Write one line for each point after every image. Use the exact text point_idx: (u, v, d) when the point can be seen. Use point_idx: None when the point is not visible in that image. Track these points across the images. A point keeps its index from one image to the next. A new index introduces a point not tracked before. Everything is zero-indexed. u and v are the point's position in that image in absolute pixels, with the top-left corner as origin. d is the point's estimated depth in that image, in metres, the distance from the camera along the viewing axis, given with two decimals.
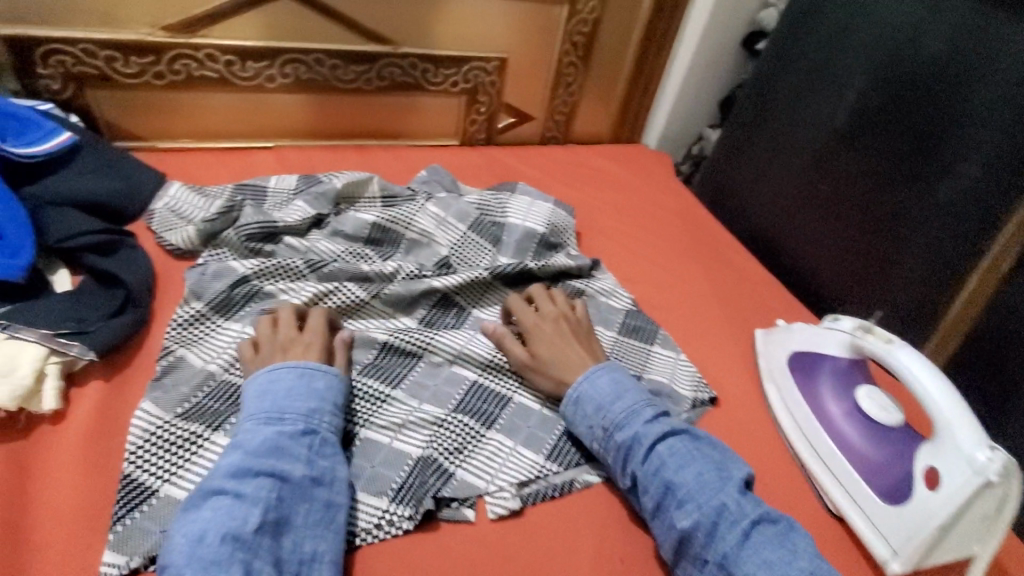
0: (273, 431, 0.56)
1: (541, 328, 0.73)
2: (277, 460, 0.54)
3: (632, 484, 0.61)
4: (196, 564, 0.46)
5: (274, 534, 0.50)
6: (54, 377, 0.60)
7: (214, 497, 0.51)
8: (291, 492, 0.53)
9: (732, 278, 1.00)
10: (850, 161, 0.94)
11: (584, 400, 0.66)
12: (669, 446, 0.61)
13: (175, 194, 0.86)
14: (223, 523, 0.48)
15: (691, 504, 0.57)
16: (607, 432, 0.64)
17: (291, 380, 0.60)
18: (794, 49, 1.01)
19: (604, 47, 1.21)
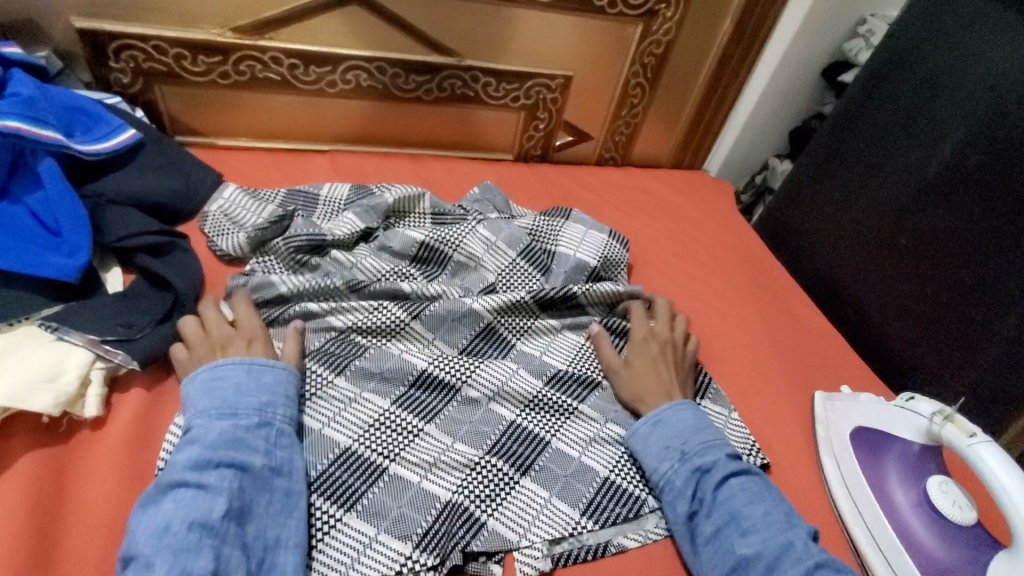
0: (228, 423, 0.55)
1: (648, 346, 0.76)
2: (236, 451, 0.54)
3: (693, 510, 0.61)
4: (164, 553, 0.46)
5: (240, 524, 0.50)
6: (97, 384, 0.60)
7: (175, 489, 0.50)
8: (253, 484, 0.53)
9: (792, 328, 0.94)
10: (940, 219, 0.85)
11: (664, 424, 0.67)
12: (740, 481, 0.61)
13: (230, 195, 0.86)
14: (190, 512, 0.48)
15: (754, 535, 0.56)
16: (683, 455, 0.64)
17: (238, 375, 0.59)
18: (885, 89, 0.94)
19: (674, 70, 1.15)
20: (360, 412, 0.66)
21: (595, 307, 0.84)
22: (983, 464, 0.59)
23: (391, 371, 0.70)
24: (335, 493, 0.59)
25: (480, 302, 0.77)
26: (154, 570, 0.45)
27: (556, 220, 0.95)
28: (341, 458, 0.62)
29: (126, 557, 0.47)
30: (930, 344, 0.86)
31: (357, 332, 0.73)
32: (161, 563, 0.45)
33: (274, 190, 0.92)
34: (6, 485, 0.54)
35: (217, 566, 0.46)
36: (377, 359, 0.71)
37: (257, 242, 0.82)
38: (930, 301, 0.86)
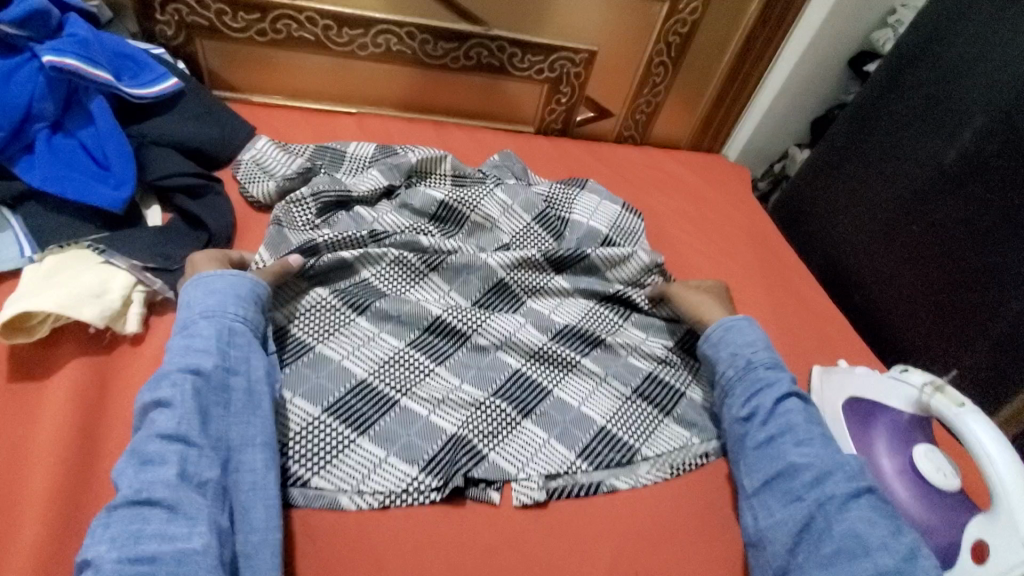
0: (183, 339, 0.58)
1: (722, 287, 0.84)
2: (188, 358, 0.56)
3: (749, 416, 0.66)
4: (130, 468, 0.49)
5: (200, 422, 0.53)
6: (138, 304, 0.65)
7: (144, 411, 0.53)
8: (209, 386, 0.56)
9: (796, 306, 0.96)
10: (953, 206, 0.86)
11: (736, 331, 0.73)
12: (800, 403, 0.66)
13: (264, 146, 0.90)
14: (157, 425, 0.52)
15: (808, 447, 0.62)
16: (748, 364, 0.69)
17: (191, 292, 0.63)
18: (906, 76, 0.94)
19: (698, 51, 1.17)
20: (376, 349, 0.70)
21: (614, 274, 0.87)
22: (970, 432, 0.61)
23: (407, 315, 0.74)
24: (349, 417, 0.63)
25: (493, 258, 0.81)
26: (121, 487, 0.48)
27: (571, 190, 0.98)
28: (356, 388, 0.66)
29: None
30: (928, 328, 0.89)
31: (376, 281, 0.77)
32: (128, 478, 0.48)
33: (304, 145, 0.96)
34: (54, 386, 0.59)
35: (182, 469, 0.50)
36: (391, 302, 0.74)
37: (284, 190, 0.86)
38: (934, 286, 0.87)
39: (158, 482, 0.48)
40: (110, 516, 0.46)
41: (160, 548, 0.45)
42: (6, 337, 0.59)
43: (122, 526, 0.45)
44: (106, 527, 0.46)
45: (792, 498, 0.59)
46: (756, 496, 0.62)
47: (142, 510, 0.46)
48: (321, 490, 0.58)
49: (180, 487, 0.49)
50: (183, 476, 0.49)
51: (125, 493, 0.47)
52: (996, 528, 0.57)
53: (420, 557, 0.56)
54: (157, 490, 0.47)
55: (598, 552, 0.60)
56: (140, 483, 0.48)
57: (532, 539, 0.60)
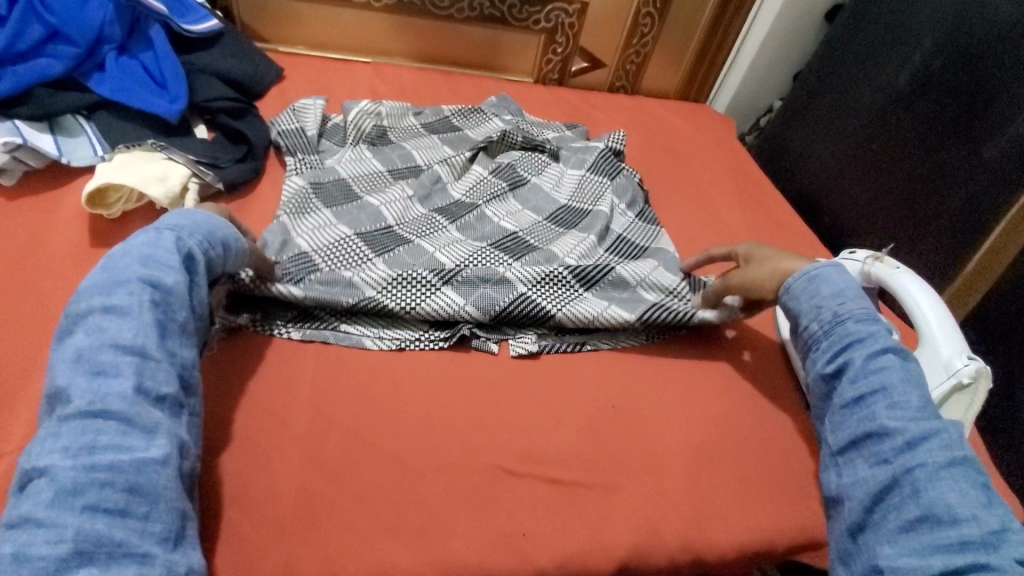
0: (146, 246, 0.57)
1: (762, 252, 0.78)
2: (147, 269, 0.55)
3: (838, 371, 0.62)
4: (82, 372, 0.49)
5: (157, 337, 0.53)
6: (193, 193, 0.77)
7: (88, 318, 0.52)
8: (166, 302, 0.55)
9: (769, 226, 1.07)
10: (907, 121, 0.96)
11: (822, 280, 0.67)
12: (899, 361, 0.59)
13: (316, 104, 0.98)
14: (103, 338, 0.51)
15: (901, 411, 0.56)
16: (837, 317, 0.64)
17: (173, 216, 0.63)
18: (868, 11, 1.04)
19: (683, 3, 1.27)
20: (405, 209, 0.86)
21: (647, 287, 0.82)
22: (904, 285, 0.70)
23: (376, 238, 0.80)
24: (373, 243, 0.79)
25: (511, 290, 0.74)
26: (72, 398, 0.48)
27: (551, 130, 1.12)
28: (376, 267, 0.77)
29: (49, 393, 0.50)
30: (881, 215, 1.00)
31: (326, 254, 0.76)
32: (79, 387, 0.48)
33: (336, 115, 1.02)
34: None
35: (134, 386, 0.49)
36: (407, 251, 0.79)
37: (291, 135, 0.92)
38: (887, 195, 0.98)
39: (113, 396, 0.48)
40: (61, 428, 0.46)
41: (118, 459, 0.46)
42: (89, 207, 0.71)
43: (75, 436, 0.46)
44: (55, 438, 0.46)
45: (878, 459, 0.55)
46: (841, 456, 0.59)
47: (94, 423, 0.47)
48: (350, 333, 0.70)
49: (136, 402, 0.49)
50: (139, 391, 0.50)
51: (77, 405, 0.47)
52: (918, 360, 0.67)
53: (429, 385, 0.67)
54: (113, 404, 0.48)
55: (582, 390, 0.71)
56: (91, 394, 0.48)
57: (527, 378, 0.71)
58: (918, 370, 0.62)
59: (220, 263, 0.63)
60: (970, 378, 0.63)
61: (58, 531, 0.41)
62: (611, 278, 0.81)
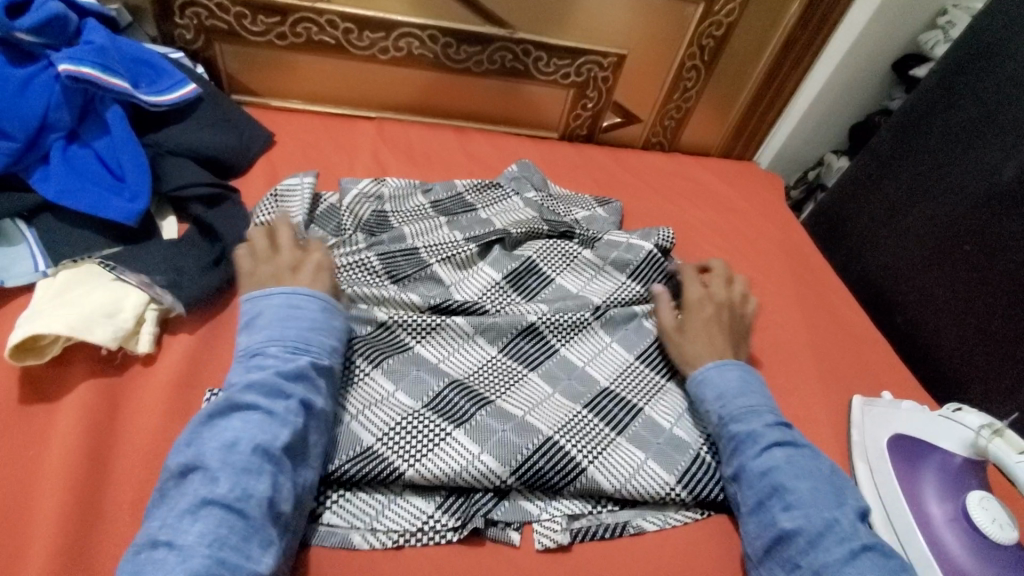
0: (302, 359, 0.57)
1: (701, 306, 0.74)
2: (303, 387, 0.55)
3: (735, 475, 0.61)
4: (229, 469, 0.48)
5: (296, 455, 0.52)
6: (150, 323, 0.65)
7: (245, 410, 0.52)
8: (313, 419, 0.55)
9: (831, 327, 0.89)
10: (1014, 225, 0.78)
11: (707, 383, 0.67)
12: (785, 454, 0.59)
13: (303, 183, 0.83)
14: (255, 434, 0.50)
15: (798, 510, 0.56)
16: (723, 419, 0.64)
17: (316, 313, 0.60)
18: (962, 86, 0.88)
19: (733, 54, 1.11)
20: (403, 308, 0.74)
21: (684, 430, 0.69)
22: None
23: (374, 339, 0.69)
24: (366, 352, 0.67)
25: (534, 435, 0.63)
26: (219, 483, 0.47)
27: (578, 207, 0.97)
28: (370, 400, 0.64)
29: (184, 465, 0.49)
30: (969, 332, 0.82)
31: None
32: (225, 476, 0.48)
33: (329, 193, 0.87)
34: (64, 410, 0.59)
35: (274, 491, 0.49)
36: (401, 361, 0.68)
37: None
38: (973, 301, 0.82)
39: (256, 499, 0.48)
40: (201, 510, 0.46)
41: (236, 567, 0.44)
42: (17, 359, 0.59)
43: (211, 526, 0.45)
44: (194, 520, 0.46)
45: (789, 567, 0.54)
46: (761, 566, 0.56)
47: (231, 519, 0.46)
48: (335, 527, 0.56)
49: (266, 513, 0.48)
50: (271, 503, 0.49)
51: (222, 493, 0.47)
52: None
53: None
54: (253, 506, 0.47)
55: None
56: (240, 488, 0.47)
57: None
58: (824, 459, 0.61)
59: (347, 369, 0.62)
60: None
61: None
62: (642, 420, 0.68)
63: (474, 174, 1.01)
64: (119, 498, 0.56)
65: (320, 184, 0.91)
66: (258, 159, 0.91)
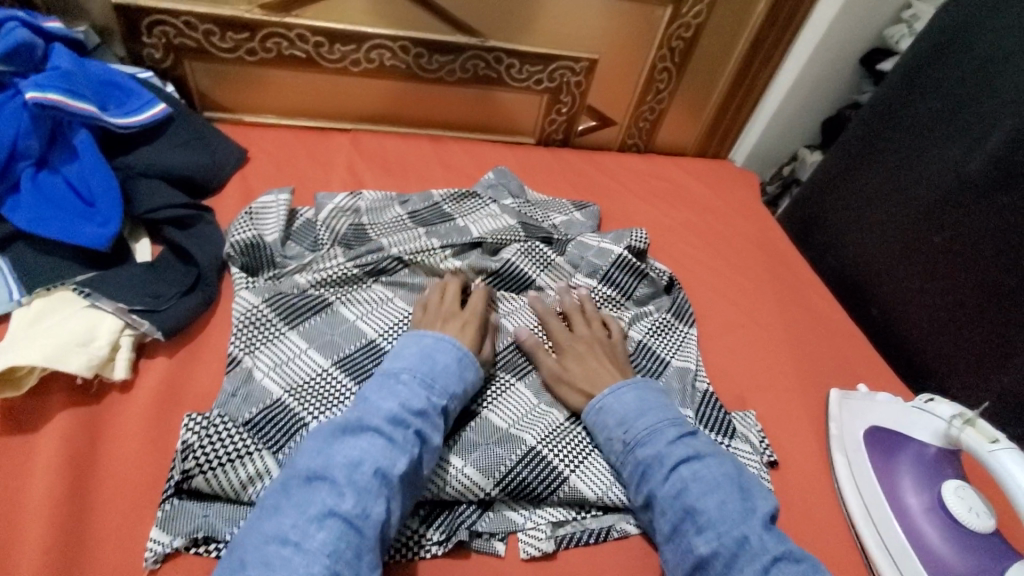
0: (425, 395, 0.61)
1: (573, 343, 0.73)
2: (422, 421, 0.59)
3: (649, 501, 0.60)
4: (353, 487, 0.52)
5: (406, 483, 0.55)
6: (126, 349, 0.64)
7: (368, 434, 0.56)
8: (426, 455, 0.58)
9: (807, 321, 0.90)
10: (981, 215, 0.80)
11: (607, 411, 0.65)
12: (691, 471, 0.59)
13: (278, 201, 0.84)
14: (378, 457, 0.54)
15: (710, 532, 0.55)
16: (627, 446, 0.63)
17: (449, 360, 0.65)
18: (925, 80, 0.89)
19: (703, 54, 1.12)
20: (388, 314, 0.75)
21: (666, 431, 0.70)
22: (1003, 466, 0.57)
23: (359, 362, 0.69)
24: (355, 372, 0.68)
25: (518, 445, 0.64)
26: (344, 498, 0.51)
27: (556, 212, 0.98)
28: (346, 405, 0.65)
29: (313, 472, 0.53)
30: (940, 322, 0.84)
31: (294, 394, 0.65)
32: (349, 492, 0.52)
33: (305, 208, 0.87)
34: (42, 440, 0.58)
35: (387, 516, 0.53)
36: None
37: (249, 248, 0.77)
38: (945, 292, 0.83)
39: (373, 520, 0.51)
40: (326, 519, 0.50)
41: None
42: None
43: (333, 540, 0.49)
44: (320, 528, 0.49)
45: None
46: None
47: (349, 533, 0.50)
48: None
49: (378, 534, 0.52)
50: (382, 524, 0.52)
51: (347, 508, 0.51)
52: None
53: None
54: (368, 526, 0.51)
55: None
56: (360, 507, 0.51)
57: None
58: (727, 466, 0.60)
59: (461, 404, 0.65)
60: None
61: None
62: None
63: (451, 182, 1.01)
64: (99, 527, 0.55)
65: (296, 199, 0.91)
66: (232, 177, 0.90)
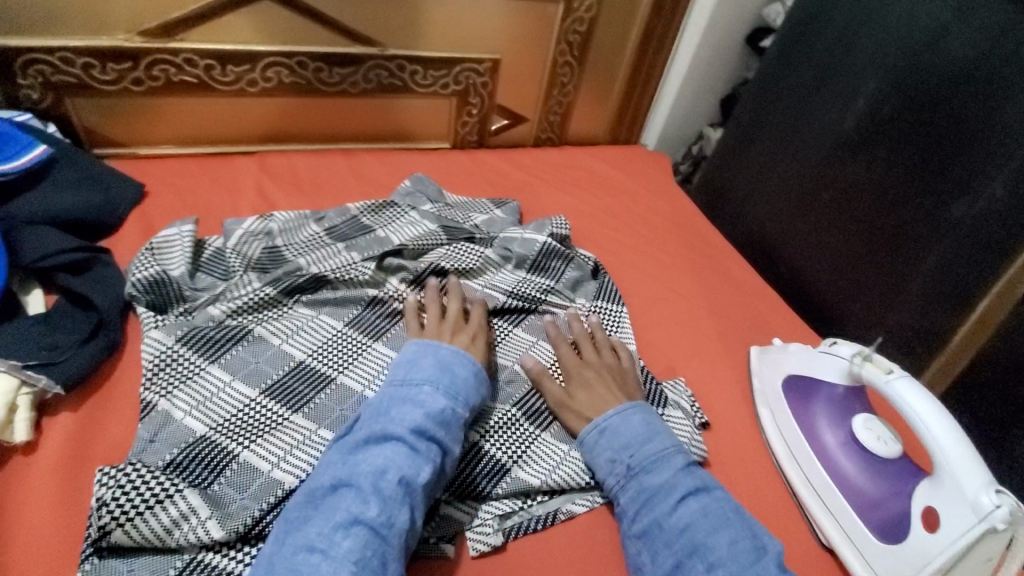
0: (449, 403, 0.61)
1: (582, 370, 0.72)
2: (445, 431, 0.59)
3: (650, 533, 0.58)
4: (378, 495, 0.52)
5: (426, 492, 0.55)
6: (25, 409, 0.60)
7: (393, 443, 0.56)
8: (445, 464, 0.58)
9: (724, 286, 0.95)
10: (859, 168, 0.87)
11: (612, 432, 0.65)
12: (701, 507, 0.58)
13: (181, 233, 0.80)
14: (403, 467, 0.54)
15: (720, 571, 0.53)
16: (630, 471, 0.62)
17: (466, 373, 0.65)
18: (797, 52, 0.97)
19: (600, 45, 1.16)
20: (313, 334, 0.74)
21: None
22: (897, 394, 0.62)
23: (286, 388, 0.67)
24: (285, 397, 0.66)
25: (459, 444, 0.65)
26: (369, 506, 0.51)
27: (476, 212, 0.99)
28: (273, 426, 0.64)
29: (338, 481, 0.53)
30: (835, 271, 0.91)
31: (221, 431, 0.62)
32: (375, 500, 0.52)
33: (214, 237, 0.83)
34: None
35: (411, 524, 0.53)
36: (329, 397, 0.68)
37: (153, 285, 0.73)
38: (838, 243, 0.90)
39: (398, 529, 0.51)
40: (351, 527, 0.50)
41: None
42: None
43: (358, 547, 0.49)
44: (345, 535, 0.49)
45: None
46: None
47: (374, 541, 0.49)
48: None
49: (402, 539, 0.52)
50: (405, 531, 0.52)
51: (371, 516, 0.51)
52: (940, 490, 0.57)
53: None
54: (393, 534, 0.51)
55: None
56: (385, 515, 0.51)
57: None
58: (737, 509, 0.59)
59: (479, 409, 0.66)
60: (1005, 521, 0.52)
61: None
62: None
63: (367, 193, 1.00)
64: None
65: (203, 228, 0.87)
66: (130, 214, 0.85)
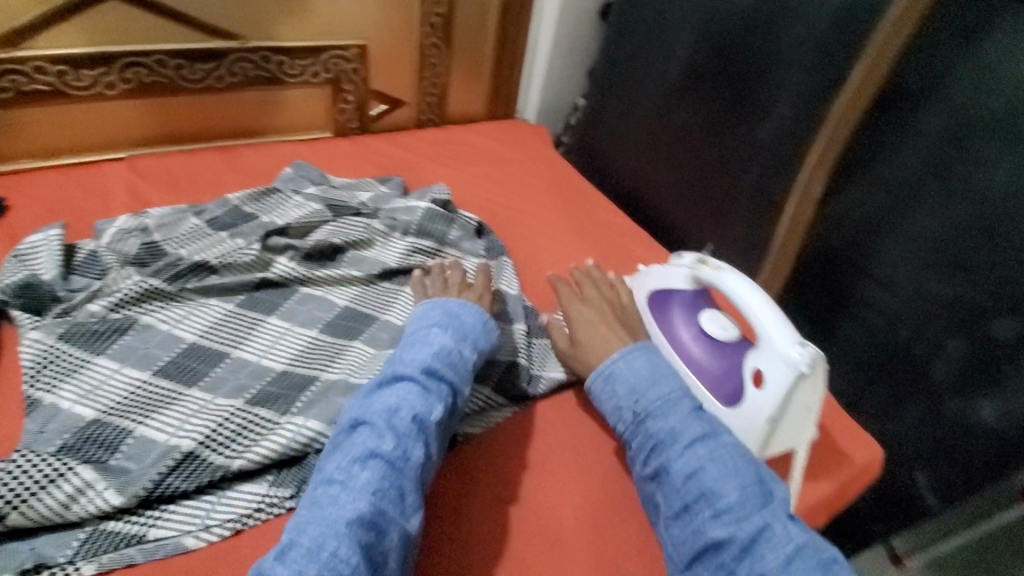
0: (453, 346, 0.66)
1: (585, 311, 0.76)
2: (452, 371, 0.64)
3: (660, 476, 0.62)
4: (394, 428, 0.58)
5: (436, 431, 0.60)
6: None
7: (401, 382, 0.62)
8: (451, 406, 0.63)
9: (598, 231, 1.05)
10: (688, 109, 1.02)
11: (617, 377, 0.68)
12: (707, 450, 0.60)
13: (48, 238, 0.79)
14: (414, 404, 0.60)
15: (728, 516, 0.56)
16: (637, 416, 0.65)
17: (473, 321, 0.71)
18: (632, 15, 1.08)
19: (462, 26, 1.23)
20: (204, 316, 0.75)
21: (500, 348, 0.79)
22: (726, 284, 0.73)
23: (178, 367, 0.69)
24: (178, 375, 0.68)
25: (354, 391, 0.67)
26: (384, 441, 0.56)
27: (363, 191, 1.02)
28: (168, 399, 0.65)
29: (356, 420, 0.59)
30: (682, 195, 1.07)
31: (113, 413, 0.63)
32: (388, 437, 0.57)
33: (85, 240, 0.82)
34: None
35: (425, 458, 0.58)
36: (226, 368, 0.70)
37: (24, 288, 0.72)
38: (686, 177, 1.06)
39: (412, 461, 0.56)
40: (369, 459, 0.55)
41: (388, 517, 0.52)
42: None
43: (373, 480, 0.54)
44: (362, 468, 0.55)
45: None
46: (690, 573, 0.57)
47: (391, 473, 0.55)
48: (163, 539, 0.56)
49: (416, 474, 0.56)
50: (419, 467, 0.57)
51: (388, 449, 0.56)
52: (762, 354, 0.69)
53: None
54: (408, 466, 0.56)
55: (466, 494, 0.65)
56: (401, 449, 0.56)
57: None
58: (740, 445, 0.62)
59: (491, 352, 0.71)
60: (807, 364, 0.65)
61: (345, 552, 0.49)
62: None
63: (249, 184, 1.01)
64: None
65: (72, 233, 0.85)
66: None
